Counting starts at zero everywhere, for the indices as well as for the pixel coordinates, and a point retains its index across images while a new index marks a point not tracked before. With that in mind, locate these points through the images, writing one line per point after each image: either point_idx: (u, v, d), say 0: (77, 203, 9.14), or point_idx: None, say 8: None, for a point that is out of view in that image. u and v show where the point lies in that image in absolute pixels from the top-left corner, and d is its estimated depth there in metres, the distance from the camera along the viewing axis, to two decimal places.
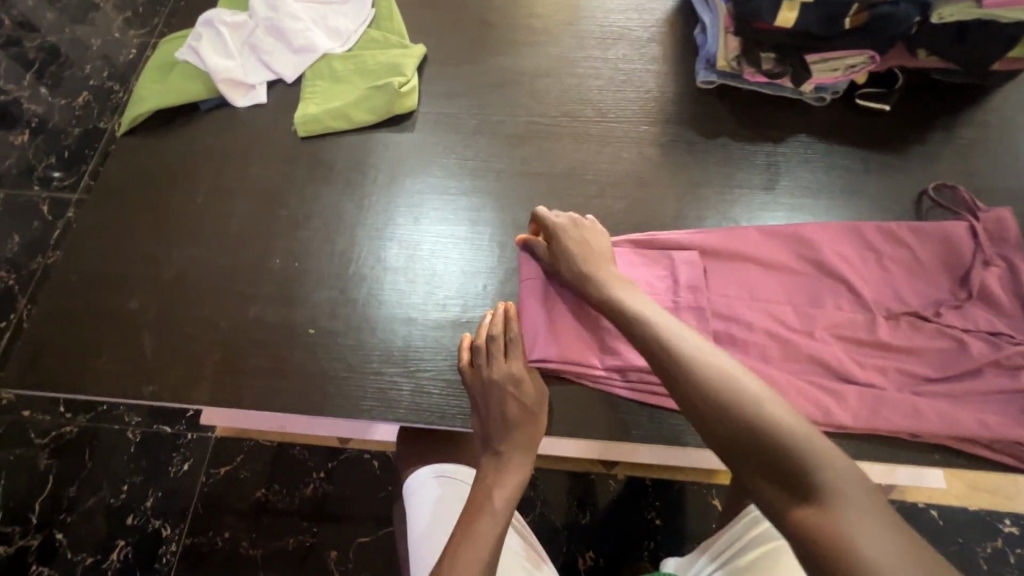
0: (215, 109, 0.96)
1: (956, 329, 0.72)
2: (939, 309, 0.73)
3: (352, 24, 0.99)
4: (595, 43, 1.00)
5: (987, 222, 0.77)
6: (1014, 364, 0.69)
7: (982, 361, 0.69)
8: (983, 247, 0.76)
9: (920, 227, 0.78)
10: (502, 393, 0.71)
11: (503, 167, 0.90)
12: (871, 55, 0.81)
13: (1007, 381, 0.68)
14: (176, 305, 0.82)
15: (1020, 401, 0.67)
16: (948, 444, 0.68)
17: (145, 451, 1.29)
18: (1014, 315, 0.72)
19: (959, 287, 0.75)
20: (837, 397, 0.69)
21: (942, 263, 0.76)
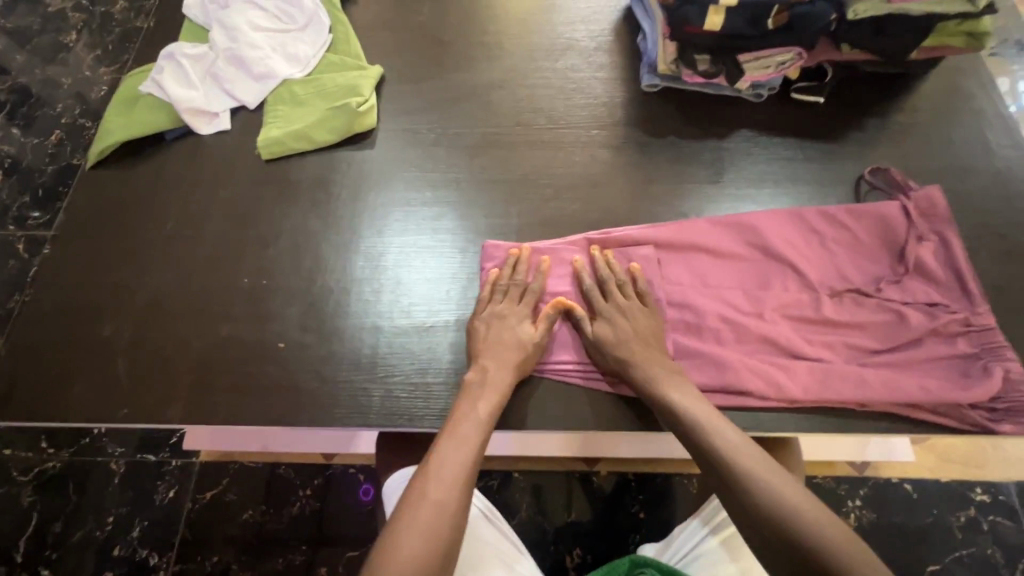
0: (181, 137, 0.99)
1: (896, 302, 0.76)
2: (880, 284, 0.77)
3: (311, 50, 1.02)
4: (546, 55, 1.04)
5: (920, 200, 0.82)
6: (951, 331, 0.74)
7: (922, 330, 0.73)
8: (917, 224, 0.80)
9: (857, 209, 0.82)
10: (512, 333, 0.74)
11: (463, 177, 0.94)
12: (798, 52, 0.87)
13: (947, 348, 0.73)
14: (148, 329, 0.84)
15: (957, 365, 0.72)
16: (894, 410, 0.71)
17: (129, 481, 1.29)
18: (948, 285, 0.77)
19: (897, 262, 0.79)
20: (789, 373, 0.73)
21: (880, 240, 0.80)
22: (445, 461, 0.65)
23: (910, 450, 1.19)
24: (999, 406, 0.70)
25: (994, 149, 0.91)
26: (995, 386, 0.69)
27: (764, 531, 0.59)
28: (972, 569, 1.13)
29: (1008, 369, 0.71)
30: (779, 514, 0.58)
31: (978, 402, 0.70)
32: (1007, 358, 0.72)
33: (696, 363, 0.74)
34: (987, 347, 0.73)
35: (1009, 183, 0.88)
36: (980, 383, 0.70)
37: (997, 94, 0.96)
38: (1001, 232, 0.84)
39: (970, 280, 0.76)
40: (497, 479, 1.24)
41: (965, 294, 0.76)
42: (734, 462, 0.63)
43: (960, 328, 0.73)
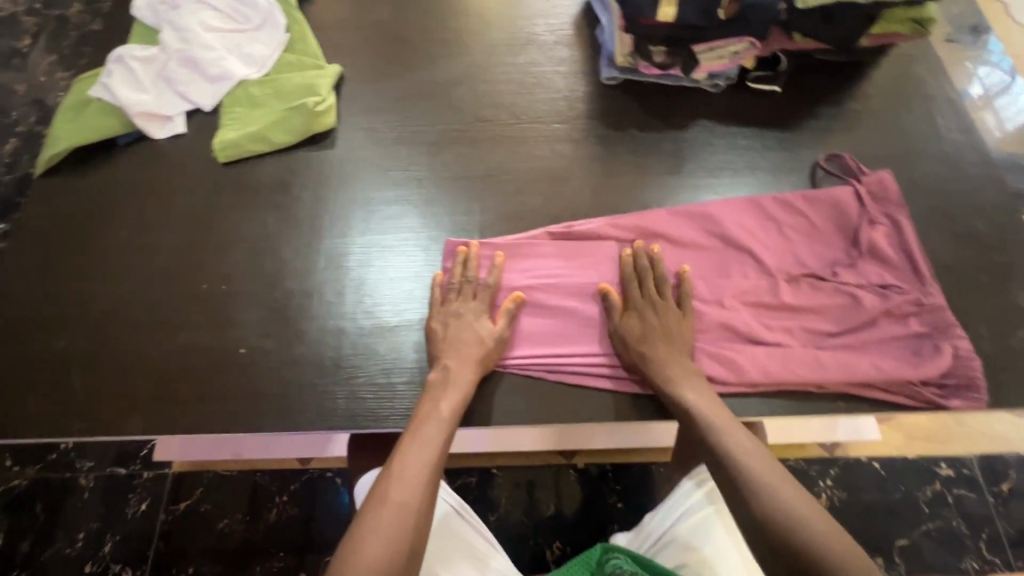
0: (134, 143, 0.96)
1: (850, 285, 0.77)
2: (835, 269, 0.79)
3: (266, 49, 1.00)
4: (506, 50, 1.04)
5: (871, 183, 0.84)
6: (903, 312, 0.76)
7: (875, 312, 0.75)
8: (870, 209, 0.82)
9: (811, 194, 0.84)
10: (472, 329, 0.74)
11: (425, 175, 0.93)
12: (751, 42, 0.89)
13: (900, 328, 0.75)
14: (104, 339, 0.82)
15: (910, 344, 0.74)
16: (851, 391, 0.73)
17: (99, 496, 1.26)
18: (899, 267, 0.79)
19: (852, 246, 0.81)
20: (748, 358, 0.74)
21: (834, 225, 0.82)
22: (410, 463, 0.65)
23: (875, 430, 1.23)
24: (948, 383, 0.73)
25: (944, 133, 0.93)
26: (944, 363, 0.72)
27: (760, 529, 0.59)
28: (939, 541, 1.17)
29: (956, 347, 0.74)
30: (776, 513, 0.58)
31: (929, 379, 0.72)
32: (955, 336, 0.74)
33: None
34: (936, 327, 0.75)
35: (958, 166, 0.90)
36: (930, 361, 0.72)
37: (946, 79, 0.98)
38: (952, 213, 0.86)
39: (921, 262, 0.78)
40: (474, 477, 1.22)
41: (917, 275, 0.78)
42: (739, 461, 0.63)
43: (911, 308, 0.75)
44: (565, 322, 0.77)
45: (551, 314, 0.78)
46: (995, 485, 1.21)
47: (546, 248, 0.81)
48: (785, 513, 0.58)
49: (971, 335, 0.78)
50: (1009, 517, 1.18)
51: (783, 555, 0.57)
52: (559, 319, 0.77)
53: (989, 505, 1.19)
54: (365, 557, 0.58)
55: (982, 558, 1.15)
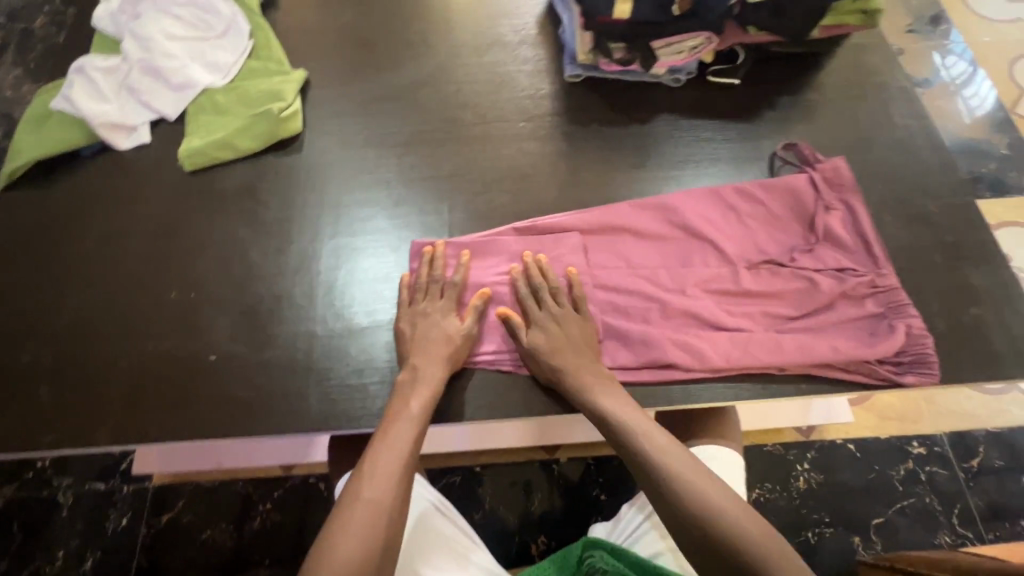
0: (98, 153, 0.96)
1: (808, 270, 0.79)
2: (793, 254, 0.81)
3: (231, 57, 1.00)
4: (471, 50, 1.05)
5: (826, 170, 0.86)
6: (860, 294, 0.78)
7: (832, 294, 0.77)
8: (824, 194, 0.84)
9: (768, 183, 0.86)
10: (440, 327, 0.75)
11: (393, 176, 0.94)
12: (708, 36, 0.91)
13: (856, 309, 0.77)
14: (71, 352, 0.81)
15: (866, 324, 0.77)
16: (811, 372, 0.75)
17: (79, 512, 1.25)
18: (855, 250, 0.81)
19: (809, 233, 0.83)
20: (712, 344, 0.76)
21: (791, 212, 0.84)
22: (381, 461, 0.65)
23: (849, 412, 1.25)
24: (903, 360, 0.75)
25: (897, 120, 0.96)
26: (899, 341, 0.74)
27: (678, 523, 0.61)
28: (914, 518, 1.20)
29: (910, 325, 0.76)
30: (692, 506, 0.61)
31: (885, 357, 0.74)
32: (908, 315, 0.77)
33: (623, 343, 0.77)
34: (892, 306, 0.77)
35: (912, 151, 0.93)
36: (885, 339, 0.75)
37: (899, 68, 1.01)
38: (906, 198, 0.89)
39: (875, 244, 0.81)
40: (459, 476, 1.23)
41: (872, 258, 0.80)
42: (657, 459, 0.64)
43: (867, 289, 0.78)
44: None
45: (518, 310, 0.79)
46: (965, 461, 1.24)
47: (511, 245, 0.82)
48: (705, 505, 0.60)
49: (926, 314, 0.81)
50: (980, 491, 1.22)
51: (711, 555, 0.59)
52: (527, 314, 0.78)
53: (960, 481, 1.22)
54: (338, 556, 0.57)
55: (955, 533, 1.19)
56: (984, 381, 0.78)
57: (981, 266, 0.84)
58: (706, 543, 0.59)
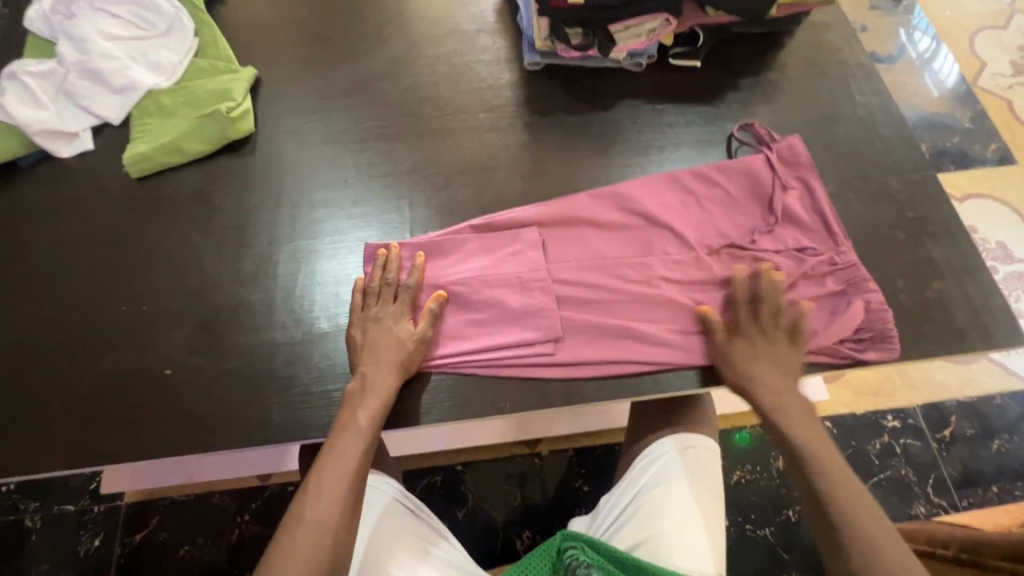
0: (37, 163, 0.91)
1: (769, 252, 0.79)
2: (754, 237, 0.80)
3: (175, 56, 0.96)
4: (428, 41, 1.02)
5: (782, 150, 0.86)
6: (820, 272, 0.78)
7: (792, 275, 0.78)
8: (782, 174, 0.84)
9: (726, 165, 0.85)
10: (391, 334, 0.72)
11: (350, 174, 0.91)
12: (667, 18, 0.90)
13: (817, 288, 0.78)
14: (18, 374, 0.77)
15: (827, 303, 0.77)
16: None
17: (49, 536, 1.21)
18: (816, 229, 0.81)
19: (769, 213, 0.83)
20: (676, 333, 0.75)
21: (751, 195, 0.84)
22: (327, 479, 0.63)
23: (824, 390, 1.26)
24: (864, 337, 0.76)
25: (858, 97, 0.96)
26: (857, 318, 0.75)
27: (828, 539, 0.61)
28: (890, 491, 1.22)
29: (869, 301, 0.76)
30: (851, 538, 0.59)
31: (843, 336, 0.75)
32: (868, 290, 0.77)
33: (586, 338, 0.76)
34: (852, 283, 0.78)
35: (873, 128, 0.93)
36: (844, 318, 0.75)
37: (858, 44, 1.01)
38: (868, 175, 0.89)
39: (834, 222, 0.81)
40: (440, 476, 1.22)
41: (831, 236, 0.80)
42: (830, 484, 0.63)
43: (827, 269, 0.78)
44: (490, 316, 0.76)
45: (478, 308, 0.77)
46: (938, 431, 1.26)
47: (468, 242, 0.80)
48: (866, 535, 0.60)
49: (891, 290, 0.81)
50: (952, 460, 1.24)
51: None
52: (485, 312, 0.77)
53: (934, 451, 1.25)
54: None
55: (930, 502, 1.21)
56: (948, 354, 0.78)
57: (943, 240, 0.85)
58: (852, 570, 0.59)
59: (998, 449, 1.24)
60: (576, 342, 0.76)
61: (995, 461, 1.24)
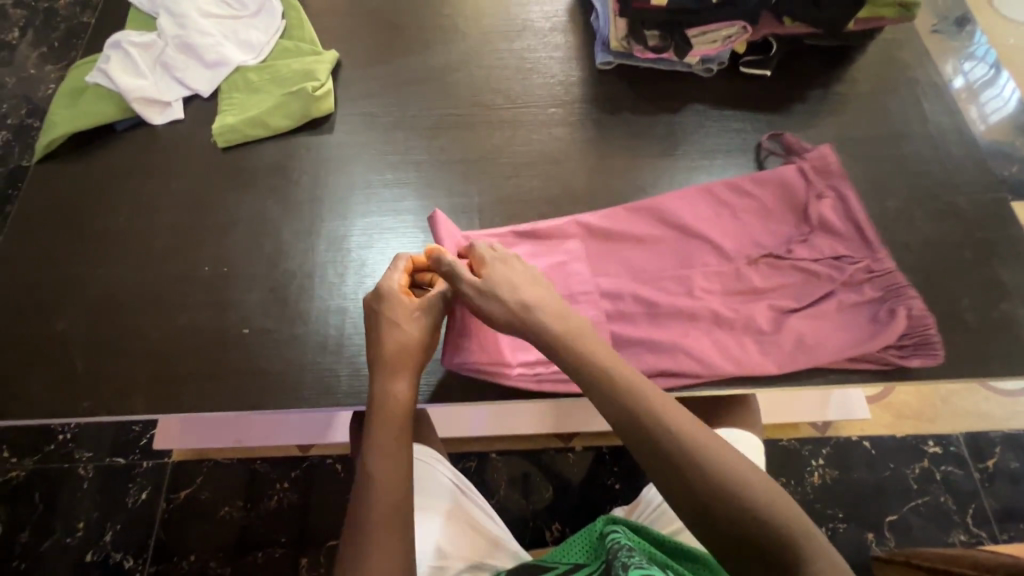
0: (131, 128, 0.97)
1: (806, 261, 0.80)
2: (790, 246, 0.81)
3: (263, 36, 1.01)
4: (501, 35, 1.05)
5: (814, 160, 0.86)
6: (858, 280, 0.79)
7: (831, 284, 0.78)
8: (815, 183, 0.84)
9: (760, 175, 0.86)
10: (401, 333, 0.69)
11: (423, 158, 0.94)
12: (743, 26, 0.92)
13: (855, 296, 0.78)
14: (105, 322, 0.82)
15: (866, 310, 0.78)
16: (829, 365, 0.76)
17: (100, 485, 1.26)
18: (850, 237, 0.82)
19: (802, 222, 0.84)
20: (720, 348, 0.76)
21: (784, 202, 0.85)
22: (374, 538, 0.57)
23: (865, 406, 1.22)
24: (907, 343, 0.76)
25: (928, 115, 0.96)
26: (899, 326, 0.75)
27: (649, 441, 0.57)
28: (927, 517, 1.20)
29: (910, 308, 0.76)
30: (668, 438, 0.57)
31: (888, 344, 0.75)
32: (909, 298, 0.77)
33: (635, 351, 0.76)
34: (891, 290, 0.78)
35: (943, 147, 0.93)
36: (885, 326, 0.75)
37: (931, 63, 1.01)
38: (935, 192, 0.89)
39: (869, 229, 0.81)
40: (474, 461, 1.24)
41: (866, 243, 0.81)
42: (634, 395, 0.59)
43: (866, 276, 0.79)
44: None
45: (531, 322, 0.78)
46: (981, 462, 1.24)
47: (520, 249, 0.82)
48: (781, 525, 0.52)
49: (955, 308, 0.81)
50: (994, 492, 1.22)
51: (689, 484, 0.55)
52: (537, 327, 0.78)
53: (975, 481, 1.22)
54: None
55: (969, 532, 1.19)
56: (1011, 375, 0.78)
57: (1010, 263, 0.84)
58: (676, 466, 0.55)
59: None
60: (631, 354, 0.76)
61: None
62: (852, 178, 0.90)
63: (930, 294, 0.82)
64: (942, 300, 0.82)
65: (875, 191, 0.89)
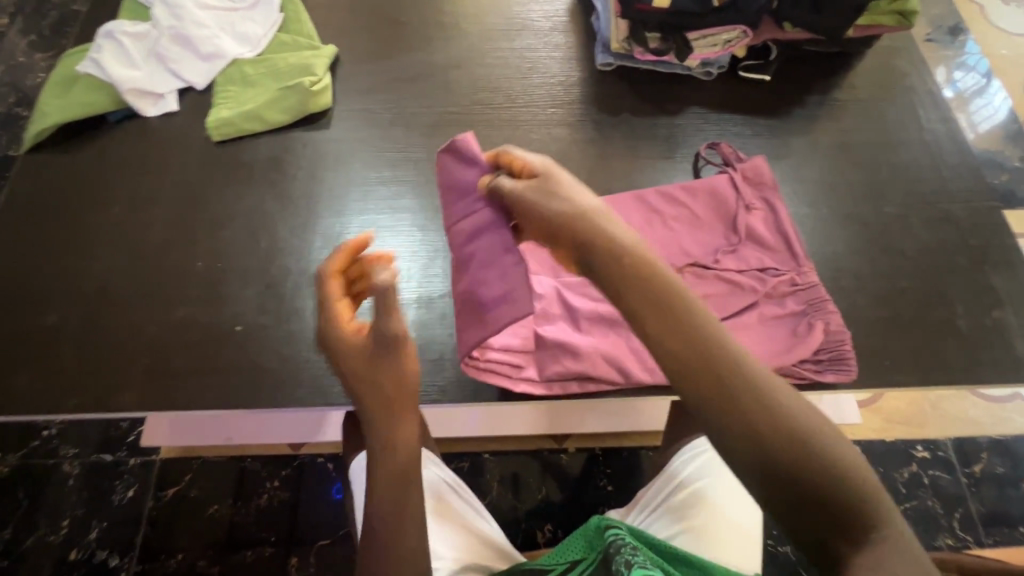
0: (124, 120, 0.95)
1: (731, 272, 0.79)
2: (717, 256, 0.80)
3: (260, 29, 0.99)
4: (501, 34, 1.05)
5: (746, 169, 0.85)
6: (780, 293, 0.78)
7: (753, 295, 0.77)
8: (745, 194, 0.83)
9: (690, 185, 0.84)
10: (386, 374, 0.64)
11: (421, 156, 0.93)
12: (744, 30, 0.92)
13: (777, 308, 0.77)
14: (94, 316, 0.81)
15: (787, 323, 0.77)
16: None
17: (85, 482, 1.24)
18: (778, 248, 0.81)
19: (732, 231, 0.82)
20: (636, 356, 0.76)
21: (715, 213, 0.83)
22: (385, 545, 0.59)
23: (857, 412, 1.25)
24: (823, 358, 0.75)
25: (924, 123, 0.97)
26: (815, 340, 0.74)
27: (702, 361, 0.49)
28: (915, 521, 1.21)
29: (828, 322, 0.75)
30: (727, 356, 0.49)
31: (803, 358, 0.74)
32: (828, 312, 0.76)
33: (554, 357, 0.75)
34: (813, 303, 0.77)
35: (938, 155, 0.94)
36: (803, 340, 0.74)
37: (928, 71, 1.02)
38: (930, 200, 0.90)
39: (795, 242, 0.81)
40: (467, 461, 1.23)
41: (793, 255, 0.80)
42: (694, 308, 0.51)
43: (789, 289, 0.78)
44: (484, 295, 0.68)
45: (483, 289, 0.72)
46: (967, 467, 1.25)
47: (476, 213, 0.71)
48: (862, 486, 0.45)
49: (949, 315, 0.82)
50: (981, 497, 1.23)
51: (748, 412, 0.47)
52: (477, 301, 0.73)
53: (962, 486, 1.24)
54: None
55: (956, 536, 1.20)
56: (1003, 383, 0.79)
57: (1003, 270, 0.85)
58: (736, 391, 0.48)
59: None
60: (549, 357, 0.75)
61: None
62: (848, 185, 0.91)
63: (925, 301, 0.83)
64: (937, 307, 0.82)
65: (872, 197, 0.90)
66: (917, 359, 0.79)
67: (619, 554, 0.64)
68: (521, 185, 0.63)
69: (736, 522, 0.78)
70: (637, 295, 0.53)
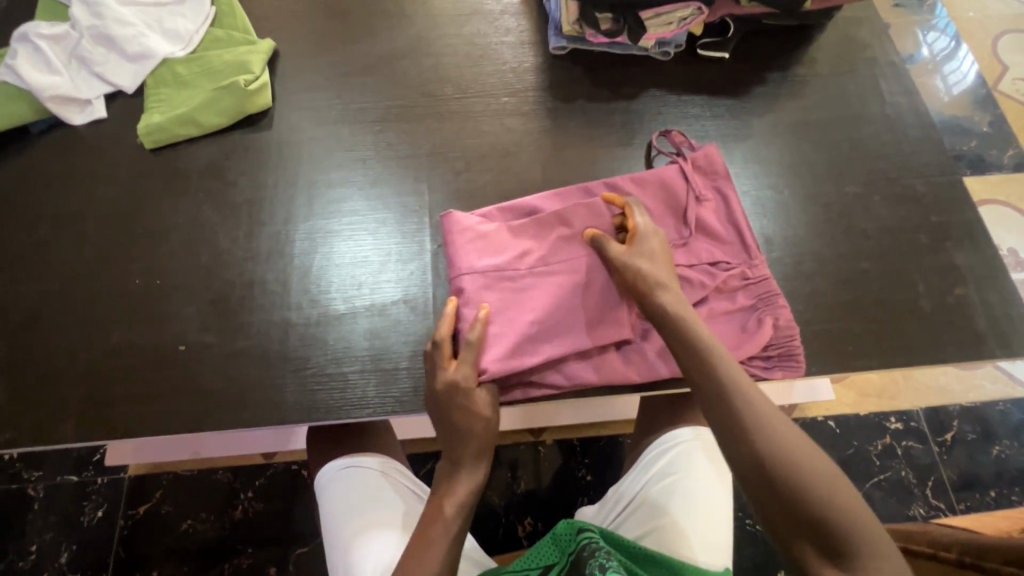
0: (48, 130, 0.89)
1: (682, 266, 0.76)
2: None
3: (191, 25, 0.93)
4: (450, 19, 0.99)
5: (698, 158, 0.83)
6: (731, 287, 0.76)
7: (703, 291, 0.75)
8: (695, 184, 0.81)
9: (639, 176, 0.81)
10: (469, 414, 0.69)
11: (368, 155, 0.89)
12: (698, 6, 0.89)
13: (727, 303, 0.76)
14: (27, 343, 0.76)
15: (737, 319, 0.75)
16: None
17: (52, 506, 1.21)
18: (730, 241, 0.79)
19: (682, 224, 0.79)
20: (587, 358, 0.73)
21: (666, 206, 0.80)
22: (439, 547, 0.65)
23: (829, 390, 1.25)
24: (771, 354, 0.74)
25: (887, 97, 0.94)
26: (764, 336, 0.73)
27: (727, 415, 0.61)
28: (889, 491, 1.23)
29: (778, 317, 0.75)
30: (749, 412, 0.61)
31: (752, 355, 0.73)
32: (777, 307, 0.75)
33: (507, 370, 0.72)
34: (762, 299, 0.76)
35: (900, 129, 0.92)
36: (753, 336, 0.73)
37: (890, 41, 0.99)
38: (892, 177, 0.88)
39: (747, 233, 0.79)
40: None
41: (744, 247, 0.78)
42: (726, 372, 0.63)
43: (741, 283, 0.76)
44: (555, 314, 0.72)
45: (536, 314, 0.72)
46: (940, 435, 1.27)
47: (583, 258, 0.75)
48: (849, 517, 0.55)
49: (911, 294, 0.81)
50: (952, 463, 1.25)
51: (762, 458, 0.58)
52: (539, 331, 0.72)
53: (934, 454, 1.25)
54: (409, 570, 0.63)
55: (928, 504, 1.22)
56: (963, 362, 0.78)
57: (965, 246, 0.84)
58: (754, 441, 0.59)
59: (999, 453, 1.25)
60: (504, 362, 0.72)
61: (994, 466, 1.24)
62: (808, 164, 0.89)
63: (887, 282, 0.81)
64: (899, 286, 0.81)
65: (833, 175, 0.88)
66: (880, 341, 0.78)
67: (592, 558, 0.64)
68: (614, 247, 0.71)
69: (711, 513, 0.77)
70: (683, 353, 0.65)
